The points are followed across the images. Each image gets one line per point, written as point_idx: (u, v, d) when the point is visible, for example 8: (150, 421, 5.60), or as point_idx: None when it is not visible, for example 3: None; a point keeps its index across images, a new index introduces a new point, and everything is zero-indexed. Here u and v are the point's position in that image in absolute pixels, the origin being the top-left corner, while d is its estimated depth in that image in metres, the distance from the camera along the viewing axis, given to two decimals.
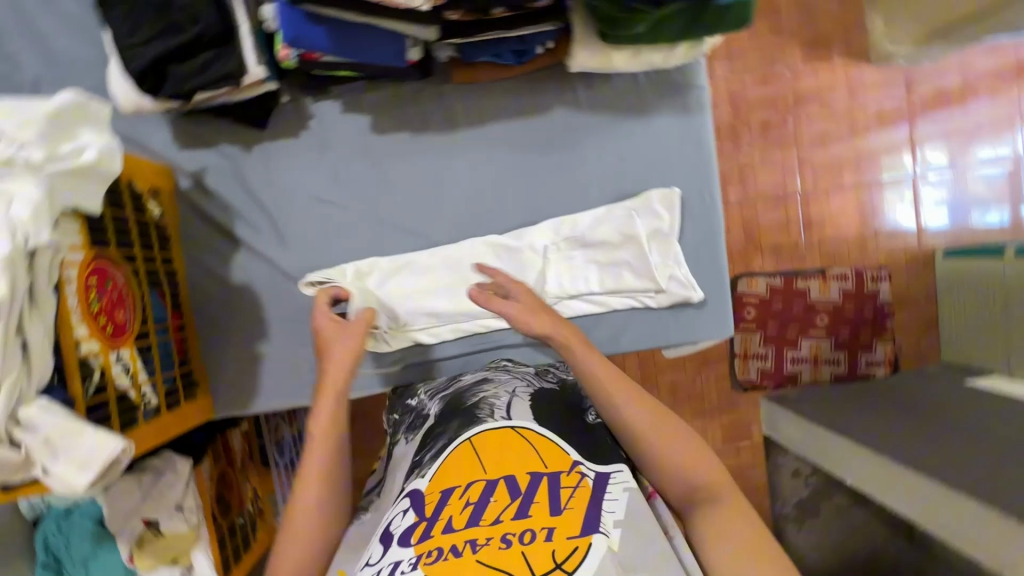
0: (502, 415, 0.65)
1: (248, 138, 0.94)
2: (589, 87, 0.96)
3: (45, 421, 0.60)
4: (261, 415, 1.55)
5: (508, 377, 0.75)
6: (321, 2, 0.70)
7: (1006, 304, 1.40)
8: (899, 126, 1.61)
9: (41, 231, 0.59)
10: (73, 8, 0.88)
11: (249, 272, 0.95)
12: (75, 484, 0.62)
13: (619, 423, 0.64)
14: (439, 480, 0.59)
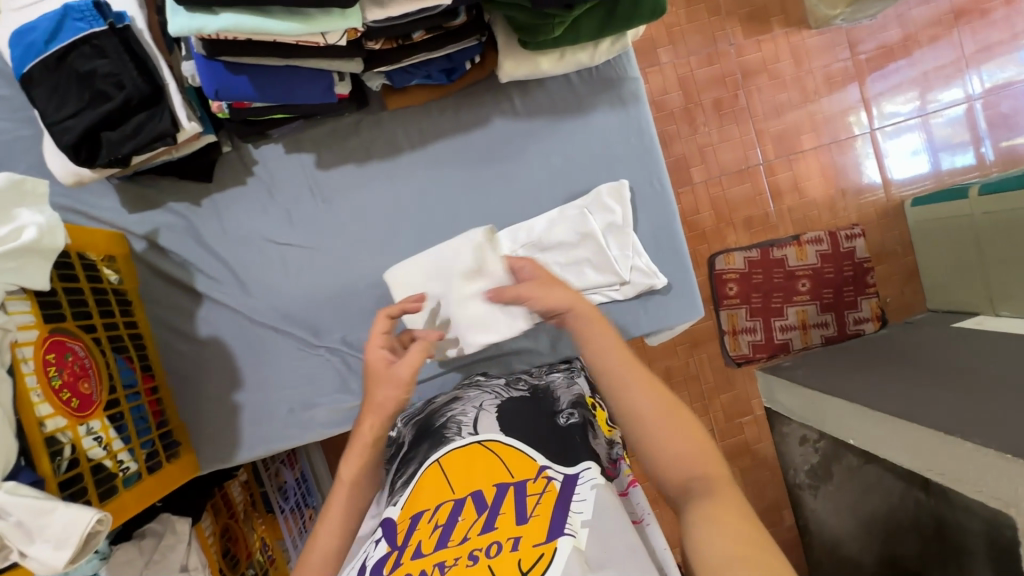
0: (469, 431, 0.66)
1: (196, 192, 0.94)
2: (525, 93, 0.97)
3: (12, 504, 0.59)
4: (261, 462, 1.54)
5: (476, 393, 0.76)
6: (239, 52, 0.71)
7: (979, 242, 1.41)
8: (849, 84, 1.63)
9: None
10: (5, 91, 0.89)
11: (216, 324, 0.95)
12: (54, 563, 0.61)
13: (627, 398, 0.66)
14: (409, 506, 0.60)
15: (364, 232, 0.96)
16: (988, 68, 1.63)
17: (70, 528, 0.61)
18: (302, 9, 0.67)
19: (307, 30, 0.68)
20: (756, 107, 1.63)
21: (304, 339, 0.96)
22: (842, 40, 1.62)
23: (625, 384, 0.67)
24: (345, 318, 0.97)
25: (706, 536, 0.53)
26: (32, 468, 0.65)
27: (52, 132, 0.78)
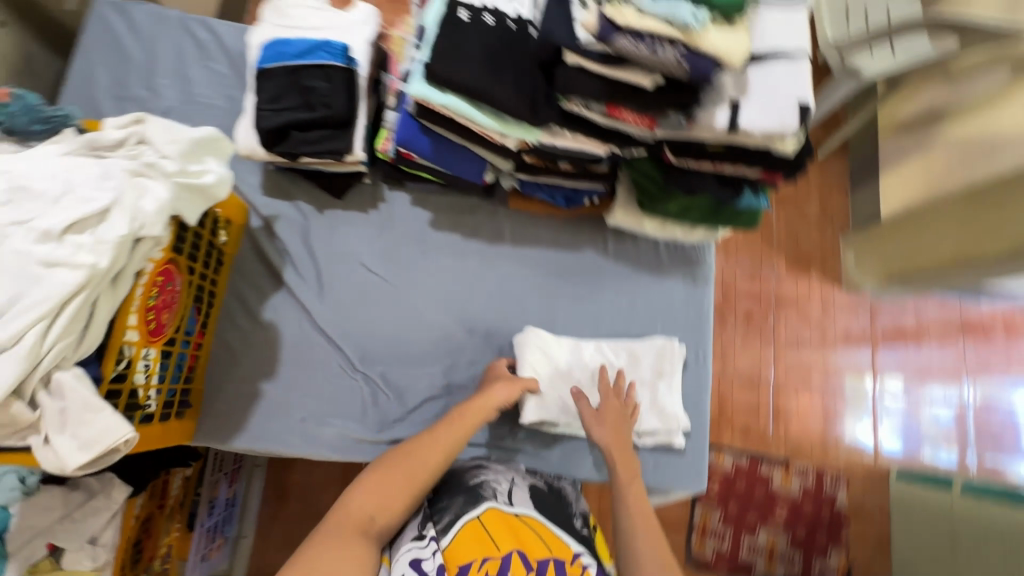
0: (505, 499, 0.74)
1: (324, 202, 1.07)
2: (618, 240, 1.13)
3: (73, 390, 0.62)
4: (209, 466, 1.48)
5: (502, 467, 0.84)
6: (438, 122, 0.87)
7: (955, 536, 1.49)
8: (862, 347, 1.82)
9: (156, 226, 0.67)
10: (225, 69, 1.08)
11: (280, 314, 1.01)
12: (68, 461, 0.62)
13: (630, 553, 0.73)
14: (457, 556, 0.65)
15: (442, 293, 1.06)
16: (983, 383, 1.81)
17: (106, 435, 0.63)
18: (501, 114, 0.83)
19: (497, 127, 0.83)
20: (781, 332, 1.81)
21: (346, 361, 1.01)
22: (866, 307, 1.84)
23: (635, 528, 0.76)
24: (391, 358, 1.03)
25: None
26: (97, 367, 0.69)
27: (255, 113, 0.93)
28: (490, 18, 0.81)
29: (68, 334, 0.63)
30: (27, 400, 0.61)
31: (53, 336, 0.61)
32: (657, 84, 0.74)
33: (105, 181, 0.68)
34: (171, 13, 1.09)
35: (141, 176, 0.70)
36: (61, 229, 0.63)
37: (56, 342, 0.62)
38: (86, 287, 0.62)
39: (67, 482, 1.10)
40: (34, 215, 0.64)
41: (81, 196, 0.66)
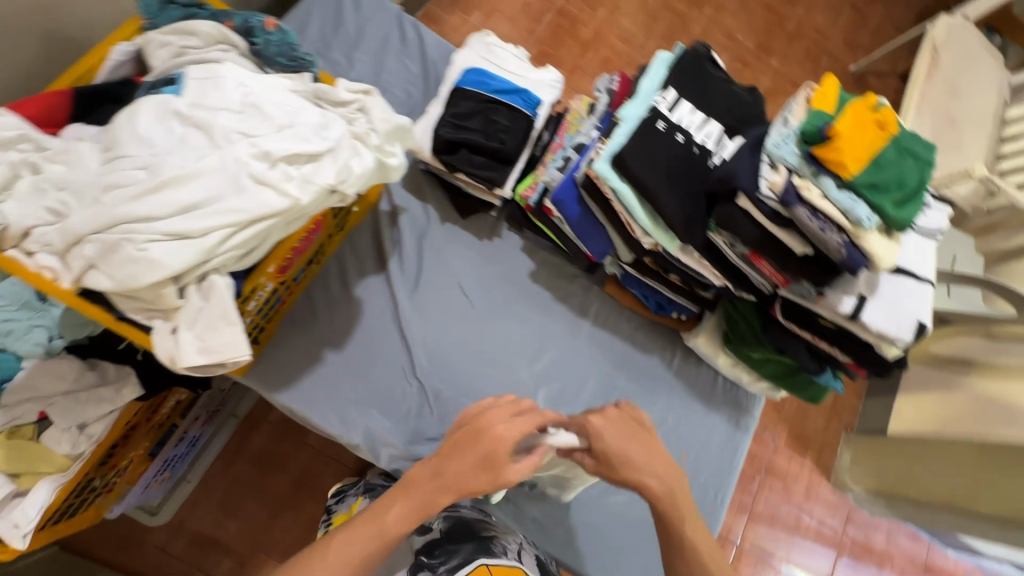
0: (512, 557, 0.78)
1: (448, 214, 1.13)
2: (684, 359, 1.18)
3: (219, 295, 0.65)
4: (202, 399, 1.43)
5: (508, 532, 0.89)
6: (597, 198, 0.95)
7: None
8: (826, 548, 1.76)
9: (353, 186, 0.72)
10: (418, 69, 1.17)
11: (369, 296, 1.04)
12: (182, 357, 0.64)
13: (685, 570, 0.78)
14: None
15: (516, 338, 1.10)
16: None
17: (226, 349, 0.64)
18: (657, 217, 0.91)
19: (648, 226, 0.91)
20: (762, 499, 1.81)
21: (408, 365, 1.03)
22: (844, 511, 1.78)
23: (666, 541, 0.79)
24: (448, 379, 1.05)
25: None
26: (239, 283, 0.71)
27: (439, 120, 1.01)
28: (681, 136, 0.90)
29: (242, 246, 0.66)
30: (179, 287, 0.65)
31: (230, 242, 0.65)
32: (805, 253, 0.82)
33: (323, 131, 0.74)
34: (391, 5, 1.19)
35: (352, 137, 0.75)
36: (280, 158, 0.68)
37: (230, 248, 0.65)
38: (280, 213, 0.66)
39: (88, 359, 1.08)
40: (258, 134, 0.69)
41: (301, 134, 0.72)
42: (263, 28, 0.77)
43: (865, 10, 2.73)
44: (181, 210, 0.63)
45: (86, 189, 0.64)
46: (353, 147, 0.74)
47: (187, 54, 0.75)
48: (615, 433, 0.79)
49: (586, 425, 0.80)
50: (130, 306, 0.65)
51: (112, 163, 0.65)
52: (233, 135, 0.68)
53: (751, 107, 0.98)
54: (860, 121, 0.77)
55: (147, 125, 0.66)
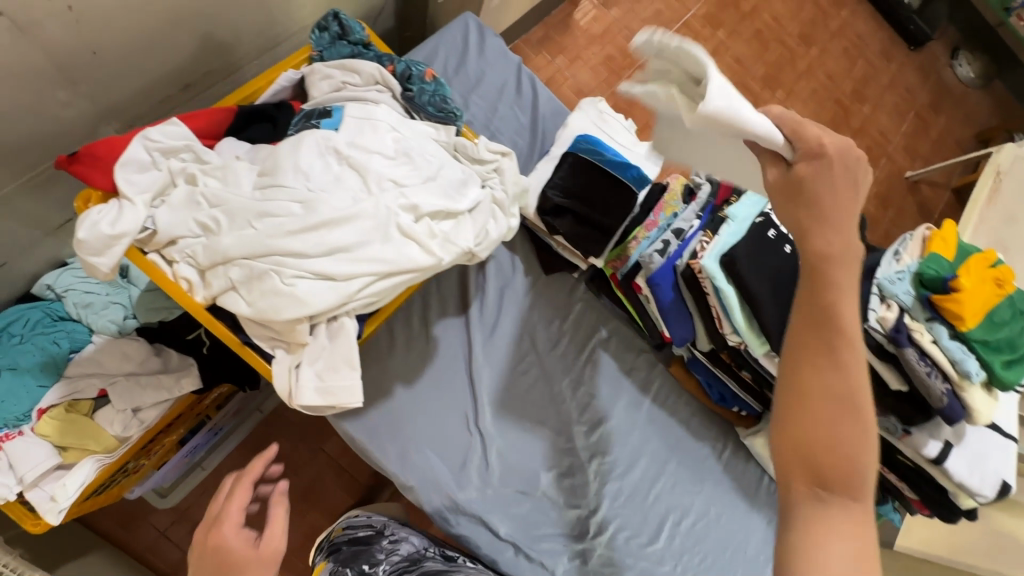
0: None
1: (531, 268, 1.14)
2: (734, 453, 1.17)
3: (346, 339, 0.65)
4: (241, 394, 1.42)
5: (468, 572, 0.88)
6: (695, 289, 0.96)
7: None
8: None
9: (488, 251, 0.74)
10: (525, 123, 1.20)
11: (446, 337, 1.04)
12: (302, 394, 0.64)
13: (822, 380, 0.54)
14: None
15: (576, 403, 1.10)
16: None
17: (343, 394, 0.65)
18: (753, 320, 0.91)
19: (742, 327, 0.92)
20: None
21: (471, 413, 1.02)
22: None
23: (800, 356, 0.56)
24: (507, 431, 1.04)
25: (825, 564, 0.49)
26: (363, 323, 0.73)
27: (545, 185, 1.05)
28: (788, 247, 0.92)
29: (377, 295, 0.67)
30: (310, 324, 0.65)
31: (370, 290, 0.66)
32: (900, 390, 0.82)
33: (463, 187, 0.74)
34: (512, 55, 1.22)
35: (488, 197, 0.76)
36: (428, 213, 0.70)
37: (368, 296, 0.66)
38: (422, 270, 0.68)
39: (155, 344, 1.08)
40: (407, 184, 0.71)
41: (446, 188, 0.73)
42: (421, 78, 0.80)
43: (928, 119, 2.76)
44: (334, 253, 0.64)
45: (240, 210, 0.65)
46: (491, 210, 0.75)
47: (346, 90, 0.77)
48: (831, 184, 0.56)
49: (816, 148, 0.57)
50: (259, 334, 0.65)
51: (268, 189, 0.67)
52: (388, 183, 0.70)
53: (855, 226, 1.00)
54: (981, 276, 0.79)
55: (308, 159, 0.68)
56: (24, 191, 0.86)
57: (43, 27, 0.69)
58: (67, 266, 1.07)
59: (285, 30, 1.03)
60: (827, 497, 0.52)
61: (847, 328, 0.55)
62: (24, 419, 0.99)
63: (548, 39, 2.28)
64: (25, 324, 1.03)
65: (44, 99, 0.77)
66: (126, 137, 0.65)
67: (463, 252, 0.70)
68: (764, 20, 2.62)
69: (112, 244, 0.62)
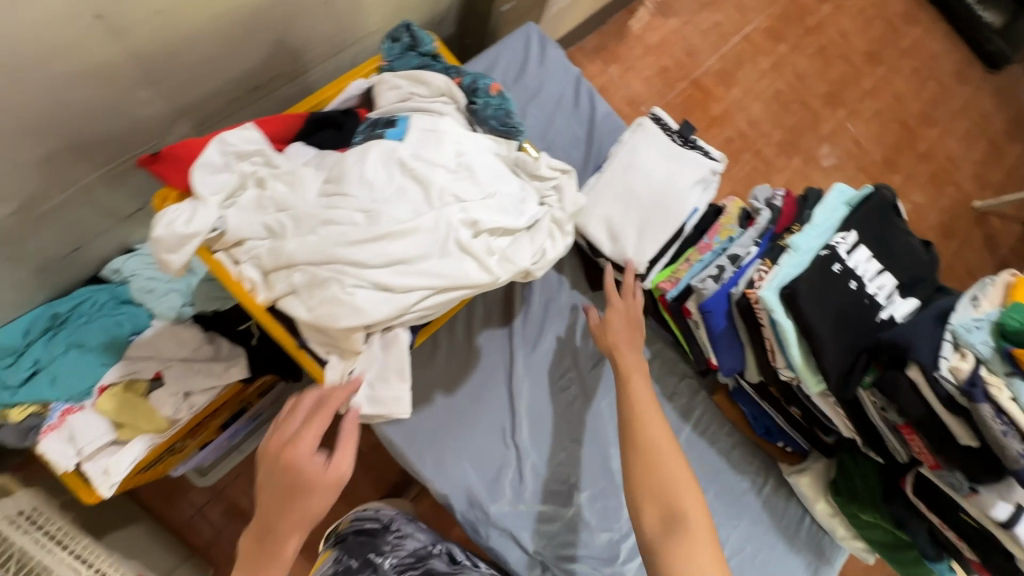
0: None
1: (577, 284, 1.12)
2: (775, 489, 1.12)
3: (397, 352, 0.67)
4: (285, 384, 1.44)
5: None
6: (748, 319, 0.92)
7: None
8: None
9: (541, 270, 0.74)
10: (581, 137, 1.19)
11: (488, 348, 1.05)
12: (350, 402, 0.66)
13: (638, 444, 0.82)
14: None
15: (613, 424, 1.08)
16: None
17: (393, 403, 0.67)
18: (811, 357, 0.87)
19: (799, 364, 0.88)
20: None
21: (508, 426, 1.02)
22: None
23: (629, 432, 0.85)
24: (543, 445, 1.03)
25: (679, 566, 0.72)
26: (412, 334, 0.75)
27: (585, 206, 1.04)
28: (854, 283, 0.87)
29: (432, 309, 0.68)
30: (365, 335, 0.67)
31: (426, 303, 0.66)
32: (969, 445, 0.77)
33: (522, 204, 0.74)
34: (571, 68, 1.22)
35: (546, 216, 0.76)
36: (487, 229, 0.70)
37: (423, 310, 0.67)
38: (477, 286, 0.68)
39: (209, 331, 1.13)
40: (467, 199, 0.70)
41: (505, 205, 0.72)
42: (487, 91, 0.80)
43: (1003, 147, 2.60)
44: (393, 265, 0.65)
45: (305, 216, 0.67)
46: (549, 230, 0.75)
47: (413, 101, 0.78)
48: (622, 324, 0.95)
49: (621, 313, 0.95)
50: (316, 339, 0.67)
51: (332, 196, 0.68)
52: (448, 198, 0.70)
53: (926, 266, 0.95)
54: None
55: (372, 169, 0.69)
56: (105, 180, 0.91)
57: (136, 31, 0.72)
58: (135, 252, 1.12)
59: (353, 36, 1.05)
60: (675, 527, 0.75)
61: (642, 404, 0.86)
62: (86, 395, 1.04)
63: (603, 48, 2.26)
64: (93, 305, 1.08)
65: (129, 97, 0.80)
66: (203, 140, 0.68)
67: (519, 270, 0.71)
68: (830, 36, 2.52)
69: (184, 243, 0.64)
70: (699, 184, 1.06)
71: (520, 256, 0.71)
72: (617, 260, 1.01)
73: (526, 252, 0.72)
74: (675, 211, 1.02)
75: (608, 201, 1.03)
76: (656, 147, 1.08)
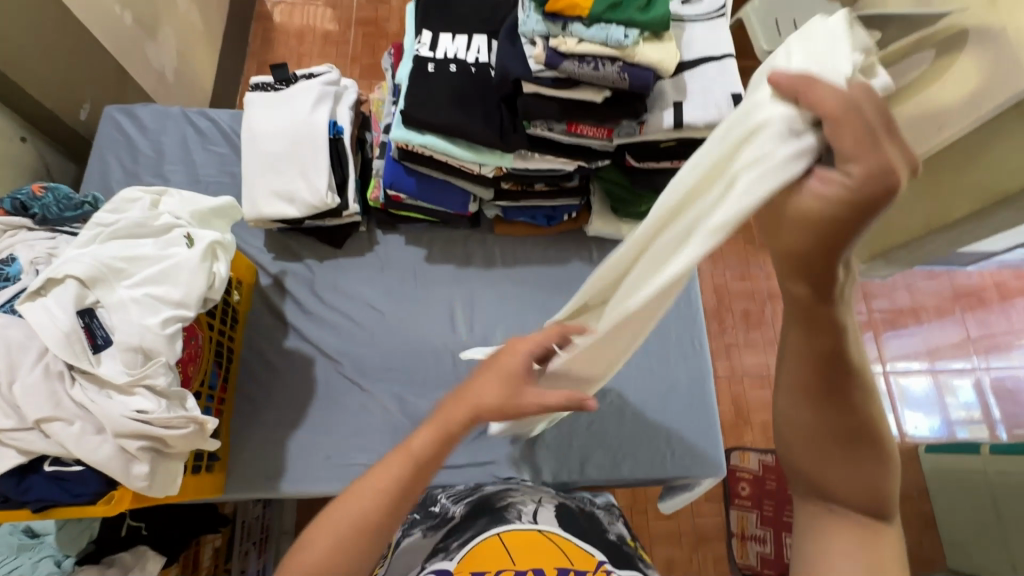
0: (529, 518, 0.76)
1: (324, 254, 1.15)
2: (602, 249, 1.19)
3: (145, 400, 0.69)
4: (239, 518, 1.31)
5: (531, 490, 0.88)
6: (418, 161, 0.98)
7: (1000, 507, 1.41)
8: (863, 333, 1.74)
9: (221, 264, 0.81)
10: (228, 152, 1.20)
11: (297, 361, 1.07)
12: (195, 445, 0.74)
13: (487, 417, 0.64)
14: (469, 563, 0.69)
15: (442, 320, 1.12)
16: (993, 353, 1.73)
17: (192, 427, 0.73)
18: (475, 145, 0.92)
19: (474, 157, 0.93)
20: (780, 325, 1.76)
21: (366, 398, 1.05)
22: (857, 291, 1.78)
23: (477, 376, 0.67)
24: (403, 383, 1.07)
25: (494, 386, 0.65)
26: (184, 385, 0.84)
27: (250, 195, 1.05)
28: (453, 65, 0.93)
29: (159, 355, 0.71)
30: (180, 404, 0.73)
31: (148, 342, 0.70)
32: (606, 97, 0.84)
33: (169, 237, 0.79)
34: (171, 111, 1.22)
35: (177, 227, 0.80)
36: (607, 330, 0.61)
37: (146, 362, 0.70)
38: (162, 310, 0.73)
39: (104, 559, 1.03)
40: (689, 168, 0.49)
41: (126, 246, 0.76)
42: (33, 197, 0.80)
43: None
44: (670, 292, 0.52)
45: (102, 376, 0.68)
46: (185, 234, 0.80)
47: None
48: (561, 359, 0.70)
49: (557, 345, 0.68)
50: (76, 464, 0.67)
51: None
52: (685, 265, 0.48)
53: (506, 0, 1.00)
54: None
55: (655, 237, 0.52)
56: None
57: None
58: None
59: None
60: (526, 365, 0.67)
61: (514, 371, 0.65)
62: None
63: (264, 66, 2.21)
64: None
65: None
66: None
67: (201, 287, 0.76)
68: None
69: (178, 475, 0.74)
70: (320, 102, 1.09)
71: (172, 259, 0.76)
72: (310, 212, 1.03)
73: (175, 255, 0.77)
74: (315, 137, 1.05)
75: (262, 175, 1.05)
76: (263, 105, 1.09)
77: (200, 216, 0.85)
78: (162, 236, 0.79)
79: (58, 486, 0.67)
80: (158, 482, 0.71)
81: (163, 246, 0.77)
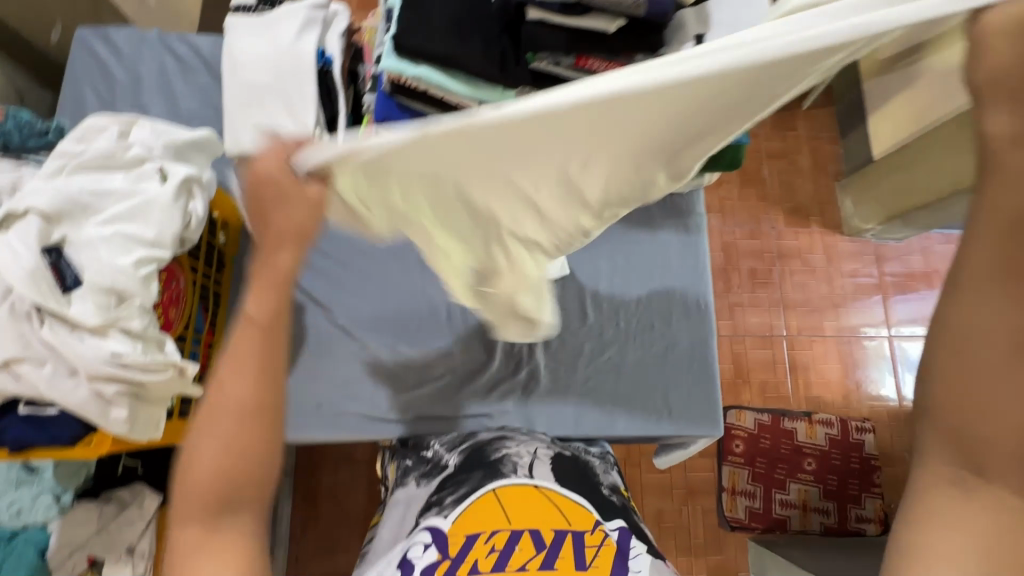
0: (525, 472, 0.74)
1: None
2: None
3: (118, 345, 0.65)
4: None
5: (527, 439, 0.84)
6: (411, 97, 0.90)
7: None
8: (872, 295, 1.70)
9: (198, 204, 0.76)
10: (210, 83, 1.12)
11: (286, 307, 1.03)
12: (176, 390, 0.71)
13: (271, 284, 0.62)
14: (463, 524, 0.67)
15: None
16: None
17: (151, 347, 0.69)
18: (473, 80, 0.84)
19: (471, 93, 0.85)
20: (788, 285, 1.71)
21: (358, 347, 1.03)
22: (870, 253, 1.72)
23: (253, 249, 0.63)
24: (396, 333, 1.04)
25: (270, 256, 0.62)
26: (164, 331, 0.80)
27: (233, 130, 0.97)
28: None
29: (134, 298, 0.67)
30: (159, 346, 0.70)
31: (119, 284, 0.66)
32: (620, 27, 0.76)
33: (140, 171, 0.73)
34: (147, 35, 1.12)
35: (150, 161, 0.75)
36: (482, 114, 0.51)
37: (119, 305, 0.66)
38: (134, 250, 0.68)
39: (102, 495, 1.03)
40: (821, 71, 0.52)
41: (93, 179, 0.70)
42: None
43: None
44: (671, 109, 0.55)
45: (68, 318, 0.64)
46: (159, 169, 0.74)
47: None
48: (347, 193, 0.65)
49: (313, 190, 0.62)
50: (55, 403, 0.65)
51: None
52: (718, 60, 0.46)
53: None
54: None
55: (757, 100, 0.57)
56: None
57: None
58: None
59: None
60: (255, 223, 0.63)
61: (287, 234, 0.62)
62: None
63: None
64: None
65: None
66: None
67: (176, 227, 0.71)
68: None
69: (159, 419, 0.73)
70: (307, 28, 0.99)
71: (144, 196, 0.71)
72: None
73: (147, 190, 0.71)
74: (302, 68, 0.97)
75: (244, 109, 0.97)
76: (244, 30, 1.00)
77: (174, 148, 0.79)
78: (132, 170, 0.73)
79: (35, 427, 0.65)
80: (138, 426, 0.69)
81: (133, 182, 0.72)
